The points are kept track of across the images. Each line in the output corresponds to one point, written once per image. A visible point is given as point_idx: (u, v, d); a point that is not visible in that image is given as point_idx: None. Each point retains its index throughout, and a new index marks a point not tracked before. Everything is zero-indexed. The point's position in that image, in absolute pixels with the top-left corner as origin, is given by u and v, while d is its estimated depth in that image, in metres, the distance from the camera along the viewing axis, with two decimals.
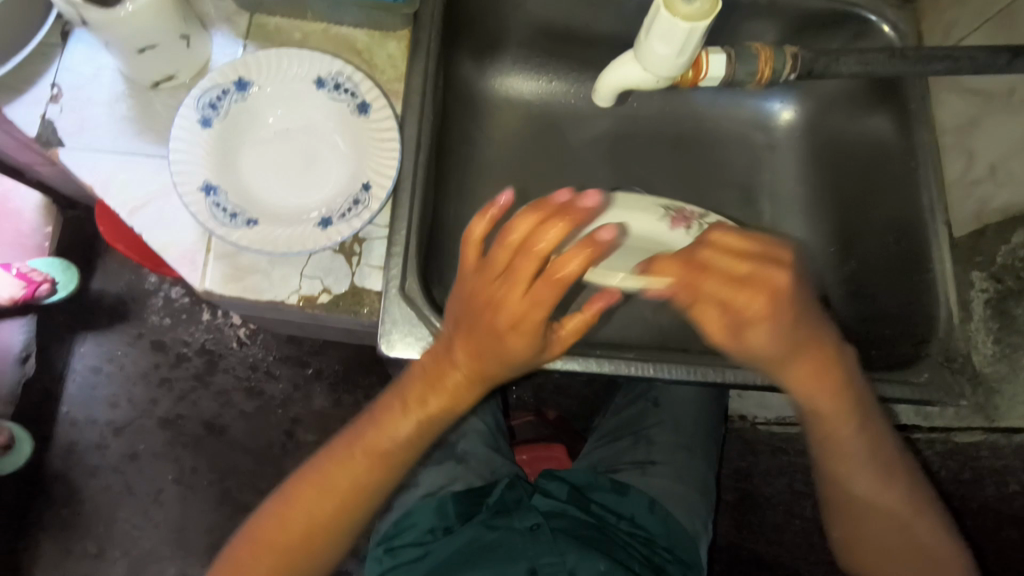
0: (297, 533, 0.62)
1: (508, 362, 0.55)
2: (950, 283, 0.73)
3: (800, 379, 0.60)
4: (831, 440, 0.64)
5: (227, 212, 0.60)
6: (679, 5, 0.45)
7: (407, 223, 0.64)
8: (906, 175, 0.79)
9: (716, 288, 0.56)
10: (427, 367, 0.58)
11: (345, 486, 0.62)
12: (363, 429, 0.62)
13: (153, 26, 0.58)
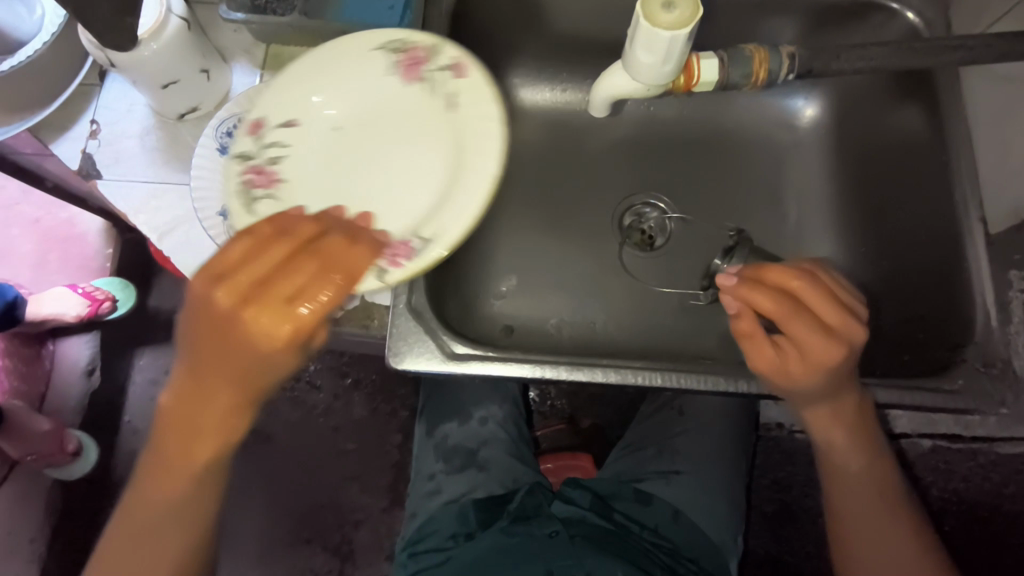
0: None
1: (264, 371, 0.52)
2: (986, 282, 0.69)
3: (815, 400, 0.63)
4: (830, 454, 0.66)
5: (245, 200, 0.60)
6: (659, 14, 0.45)
7: None
8: (939, 170, 0.75)
9: (788, 325, 0.58)
10: (204, 375, 0.53)
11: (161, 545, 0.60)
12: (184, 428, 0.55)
13: (172, 62, 0.63)
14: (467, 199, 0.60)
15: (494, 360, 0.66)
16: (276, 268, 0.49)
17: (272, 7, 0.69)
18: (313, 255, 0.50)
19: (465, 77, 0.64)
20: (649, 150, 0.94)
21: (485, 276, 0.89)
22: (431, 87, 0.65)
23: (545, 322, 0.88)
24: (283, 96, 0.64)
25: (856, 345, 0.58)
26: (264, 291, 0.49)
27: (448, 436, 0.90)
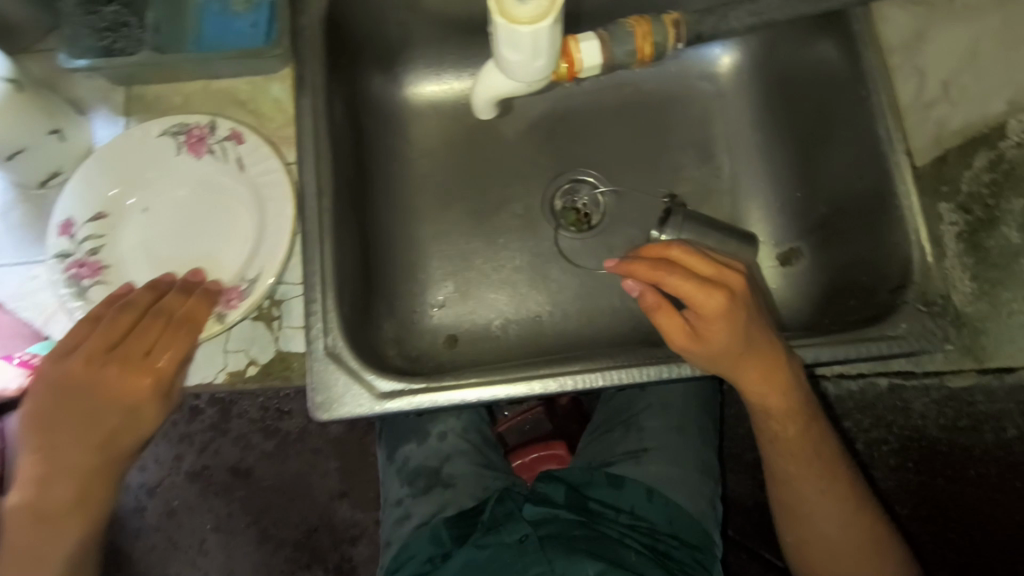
0: None
1: (130, 435, 0.54)
2: (918, 218, 0.66)
3: (746, 366, 0.60)
4: (770, 418, 0.64)
5: (75, 295, 0.59)
6: (513, 10, 0.41)
7: (321, 281, 0.62)
8: (859, 105, 0.72)
9: (685, 286, 0.59)
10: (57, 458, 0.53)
11: None
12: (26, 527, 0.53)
13: (14, 128, 0.57)
14: (276, 243, 0.61)
15: (425, 390, 0.62)
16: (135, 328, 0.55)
17: (118, 47, 0.62)
18: (146, 312, 0.55)
19: (242, 144, 0.64)
20: (571, 124, 0.90)
21: (419, 289, 0.85)
22: (220, 161, 0.63)
23: (489, 325, 0.84)
24: (91, 189, 0.61)
25: (744, 293, 0.60)
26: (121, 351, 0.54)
27: (410, 458, 0.89)
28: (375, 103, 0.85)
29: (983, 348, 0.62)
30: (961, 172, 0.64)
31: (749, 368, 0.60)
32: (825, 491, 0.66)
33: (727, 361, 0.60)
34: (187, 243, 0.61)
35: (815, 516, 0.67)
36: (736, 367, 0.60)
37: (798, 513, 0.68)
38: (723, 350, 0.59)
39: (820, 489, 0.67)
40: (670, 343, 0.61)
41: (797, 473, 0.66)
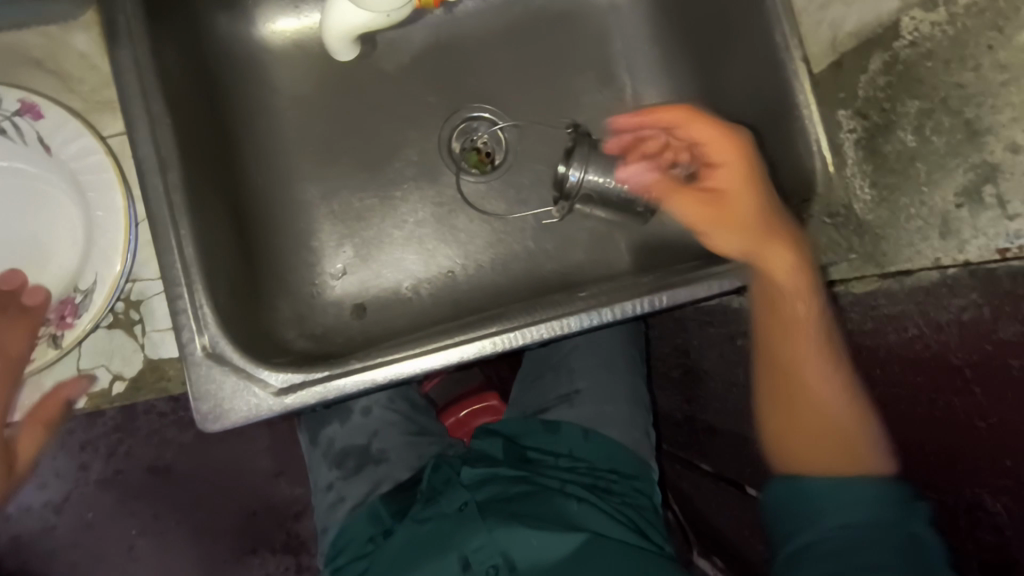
0: None
1: None
2: (816, 126, 0.66)
3: (764, 233, 0.61)
4: (778, 285, 0.61)
5: None
6: None
7: (187, 275, 0.53)
8: (752, 10, 0.68)
9: (727, 152, 0.63)
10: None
11: None
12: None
13: None
14: (110, 243, 0.54)
15: (329, 377, 0.56)
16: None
17: None
18: None
19: (40, 119, 0.54)
20: (459, 55, 0.81)
21: (313, 260, 0.76)
22: (23, 150, 0.54)
23: (398, 287, 0.78)
24: None
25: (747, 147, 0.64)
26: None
27: (335, 440, 0.84)
28: (224, 48, 0.72)
29: (884, 255, 0.61)
30: (857, 78, 0.61)
31: (772, 228, 0.61)
32: (828, 366, 0.61)
33: (748, 240, 0.61)
34: (10, 240, 0.55)
35: (805, 408, 0.62)
36: (758, 246, 0.61)
37: (797, 400, 0.62)
38: (743, 221, 0.62)
39: (816, 376, 0.61)
40: (703, 223, 0.64)
41: (808, 359, 0.61)
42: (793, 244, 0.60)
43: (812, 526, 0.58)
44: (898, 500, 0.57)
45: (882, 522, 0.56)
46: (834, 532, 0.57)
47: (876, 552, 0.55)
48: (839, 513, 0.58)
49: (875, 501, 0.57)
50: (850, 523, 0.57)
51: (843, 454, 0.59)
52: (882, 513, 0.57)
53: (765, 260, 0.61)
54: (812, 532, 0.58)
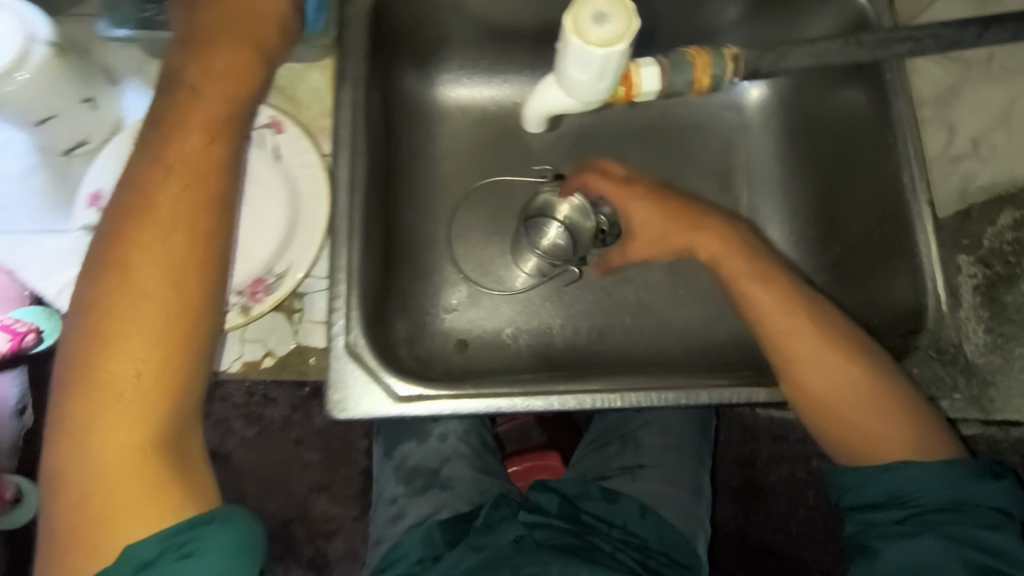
0: (120, 452, 0.48)
1: (136, 306, 0.49)
2: (935, 266, 0.67)
3: (796, 333, 0.64)
4: (807, 373, 0.63)
5: None
6: (587, 27, 0.43)
7: (345, 283, 0.61)
8: (885, 150, 0.73)
9: (765, 299, 0.66)
10: (114, 299, 0.50)
11: (119, 445, 0.49)
12: (78, 399, 0.49)
13: (44, 94, 0.54)
14: (305, 237, 0.61)
15: (449, 397, 0.62)
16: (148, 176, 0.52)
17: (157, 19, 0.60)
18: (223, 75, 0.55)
19: (278, 132, 0.62)
20: (598, 135, 0.90)
21: (433, 290, 0.84)
22: (257, 151, 0.62)
23: (499, 332, 0.84)
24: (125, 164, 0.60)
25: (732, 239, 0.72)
26: (146, 201, 0.52)
27: (409, 458, 0.89)
28: (406, 100, 0.84)
29: (990, 401, 0.63)
30: (983, 228, 0.65)
31: (793, 324, 0.65)
32: (858, 384, 0.63)
33: (789, 332, 0.64)
34: None
35: (868, 444, 0.63)
36: (791, 343, 0.64)
37: (859, 439, 0.63)
38: (775, 323, 0.65)
39: (868, 416, 0.62)
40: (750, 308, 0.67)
41: (853, 407, 0.63)
42: (822, 339, 0.64)
43: (878, 492, 0.61)
44: (979, 500, 0.58)
45: (966, 510, 0.58)
46: (921, 519, 0.58)
47: (959, 522, 0.57)
48: (915, 481, 0.60)
49: (944, 462, 0.60)
50: (952, 510, 0.58)
51: (892, 421, 0.62)
52: (942, 477, 0.59)
53: (796, 357, 0.64)
54: (869, 496, 0.61)
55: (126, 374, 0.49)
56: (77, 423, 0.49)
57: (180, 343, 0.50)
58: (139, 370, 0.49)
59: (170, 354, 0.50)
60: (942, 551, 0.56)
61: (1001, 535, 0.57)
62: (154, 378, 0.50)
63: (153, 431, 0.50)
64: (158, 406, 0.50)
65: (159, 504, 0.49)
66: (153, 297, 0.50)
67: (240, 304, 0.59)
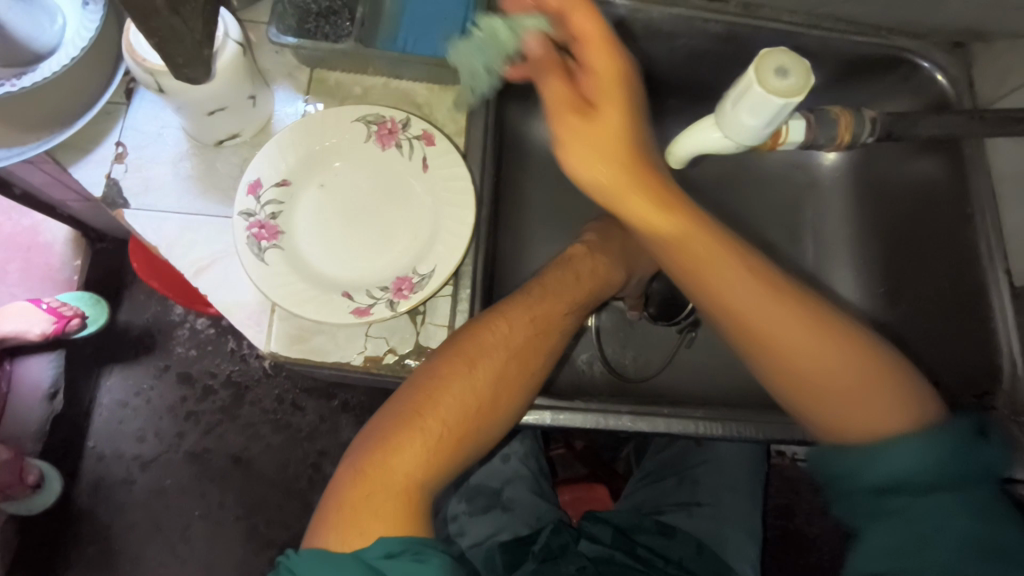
0: (447, 428, 0.54)
1: (545, 310, 0.62)
2: (1012, 331, 0.72)
3: (630, 198, 0.51)
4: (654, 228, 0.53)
5: (253, 255, 0.56)
6: (771, 79, 0.45)
7: (471, 283, 0.64)
8: (962, 221, 0.78)
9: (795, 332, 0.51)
10: (511, 311, 0.60)
11: (458, 418, 0.54)
12: (429, 376, 0.55)
13: (226, 90, 0.57)
14: (448, 242, 0.58)
15: (563, 410, 0.71)
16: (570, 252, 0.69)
17: (323, 31, 0.64)
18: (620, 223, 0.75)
19: (431, 146, 0.61)
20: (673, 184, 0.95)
21: None
22: (405, 159, 0.61)
23: (574, 359, 0.87)
24: (283, 156, 0.60)
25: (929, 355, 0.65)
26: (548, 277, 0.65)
27: (472, 476, 0.91)
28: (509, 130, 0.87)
29: None
30: None
31: (635, 204, 0.52)
32: (739, 283, 0.52)
33: (677, 228, 0.52)
34: (363, 220, 0.60)
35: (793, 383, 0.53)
36: (683, 239, 0.52)
37: (795, 382, 0.52)
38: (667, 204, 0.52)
39: (808, 361, 0.51)
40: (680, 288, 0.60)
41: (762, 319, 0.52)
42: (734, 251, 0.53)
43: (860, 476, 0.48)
44: (963, 467, 0.47)
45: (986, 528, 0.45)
46: (877, 505, 0.48)
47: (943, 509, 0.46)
48: (900, 458, 0.48)
49: (921, 436, 0.48)
50: (918, 496, 0.46)
51: (909, 405, 0.50)
52: (927, 448, 0.48)
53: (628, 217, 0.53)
54: (857, 475, 0.49)
55: (518, 344, 0.59)
56: (416, 400, 0.54)
57: (518, 389, 0.59)
58: (495, 388, 0.57)
59: (493, 396, 0.57)
60: (933, 512, 0.46)
61: (943, 522, 0.45)
62: (490, 411, 0.57)
63: (453, 448, 0.54)
64: (483, 419, 0.56)
65: (409, 513, 0.50)
66: (534, 322, 0.60)
67: (383, 300, 0.56)
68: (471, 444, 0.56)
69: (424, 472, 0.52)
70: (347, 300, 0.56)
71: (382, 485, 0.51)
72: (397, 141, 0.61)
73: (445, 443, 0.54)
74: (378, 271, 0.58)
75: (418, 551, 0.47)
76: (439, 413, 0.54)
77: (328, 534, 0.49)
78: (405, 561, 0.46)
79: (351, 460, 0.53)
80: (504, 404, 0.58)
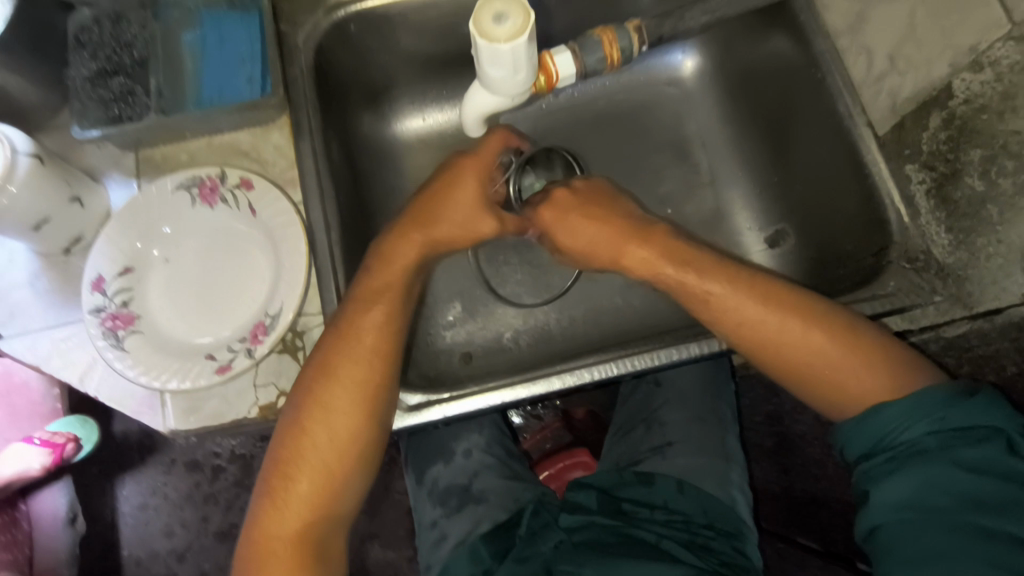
0: (316, 477, 0.57)
1: (379, 322, 0.61)
2: (887, 182, 0.71)
3: (358, 332, 0.60)
4: (331, 366, 0.59)
5: (113, 347, 0.58)
6: (492, 29, 0.45)
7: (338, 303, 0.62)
8: (817, 87, 0.76)
9: (729, 274, 0.62)
10: (344, 346, 0.60)
11: (324, 463, 0.58)
12: (287, 437, 0.58)
13: (38, 199, 0.59)
14: (292, 278, 0.61)
15: (450, 400, 0.70)
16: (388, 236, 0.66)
17: (126, 114, 0.66)
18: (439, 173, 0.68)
19: (252, 190, 0.63)
20: (551, 139, 0.94)
21: (429, 312, 0.88)
22: (234, 211, 0.63)
23: (500, 337, 0.88)
24: (118, 245, 0.61)
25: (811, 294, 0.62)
26: (370, 283, 0.62)
27: (439, 479, 0.91)
28: (367, 140, 0.86)
29: (969, 294, 0.66)
30: (920, 135, 0.67)
31: (361, 324, 0.60)
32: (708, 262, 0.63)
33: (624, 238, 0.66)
34: (213, 280, 0.63)
35: (762, 342, 0.61)
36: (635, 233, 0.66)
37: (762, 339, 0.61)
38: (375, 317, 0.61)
39: (787, 341, 0.60)
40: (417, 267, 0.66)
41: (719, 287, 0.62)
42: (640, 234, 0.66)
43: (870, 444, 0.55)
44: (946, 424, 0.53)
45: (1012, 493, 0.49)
46: (893, 459, 0.54)
47: (953, 471, 0.51)
48: (908, 422, 0.54)
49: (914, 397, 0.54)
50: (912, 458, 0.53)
51: (852, 355, 0.58)
52: (929, 413, 0.53)
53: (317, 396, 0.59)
54: (872, 444, 0.56)
55: (359, 370, 0.60)
56: (281, 466, 0.58)
57: (378, 407, 0.60)
58: (348, 427, 0.58)
59: (353, 427, 0.59)
60: (920, 478, 0.51)
61: (945, 467, 0.51)
62: (352, 445, 0.59)
63: (333, 491, 0.58)
64: (351, 451, 0.59)
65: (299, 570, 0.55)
66: (371, 340, 0.60)
67: (243, 351, 0.59)
68: (350, 478, 0.59)
69: (309, 524, 0.57)
70: (210, 361, 0.59)
71: (271, 554, 0.55)
72: (221, 197, 0.63)
73: (321, 490, 0.58)
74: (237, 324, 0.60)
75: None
76: (307, 468, 0.58)
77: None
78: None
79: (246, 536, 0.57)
80: (369, 428, 0.59)
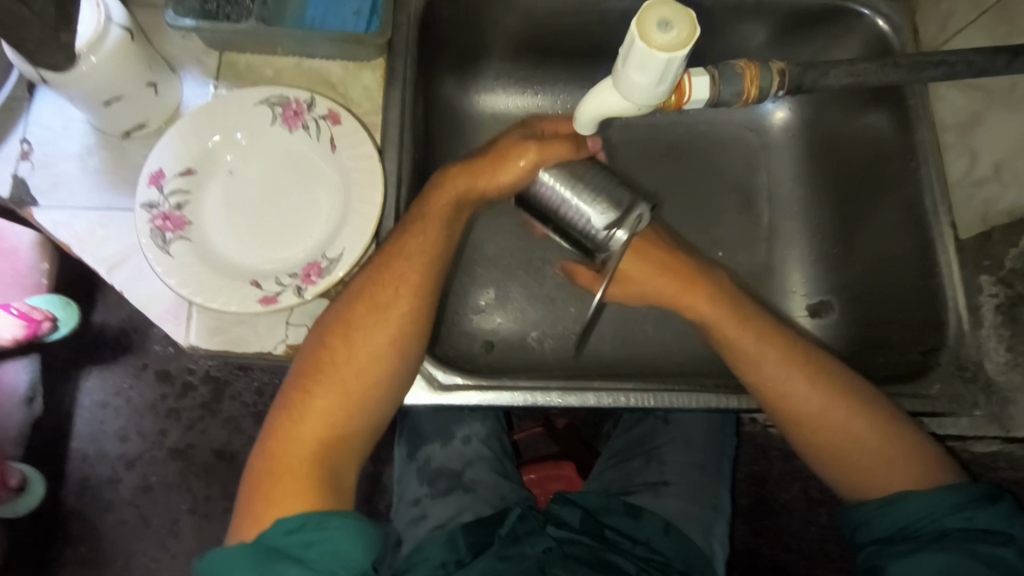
0: (340, 397, 0.55)
1: (424, 254, 0.59)
2: (957, 287, 0.70)
3: (401, 267, 0.58)
4: (374, 288, 0.58)
5: (157, 247, 0.55)
6: (653, 33, 0.42)
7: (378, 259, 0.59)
8: (908, 173, 0.75)
9: (775, 330, 0.66)
10: (382, 273, 0.58)
11: (350, 386, 0.55)
12: (314, 351, 0.56)
13: (119, 75, 0.56)
14: (355, 223, 0.58)
15: (480, 388, 0.68)
16: (441, 181, 0.62)
17: (223, 12, 0.63)
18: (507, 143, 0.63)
19: (337, 125, 0.60)
20: (624, 151, 0.93)
21: (463, 292, 0.86)
22: (312, 139, 0.60)
23: (525, 335, 0.86)
24: (186, 145, 0.58)
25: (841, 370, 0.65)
26: (418, 219, 0.60)
27: (431, 459, 0.88)
28: (445, 105, 0.83)
29: (1012, 417, 0.66)
30: (1006, 250, 0.68)
31: (406, 263, 0.58)
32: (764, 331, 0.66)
33: (683, 280, 0.70)
34: (268, 203, 0.60)
35: (802, 408, 0.64)
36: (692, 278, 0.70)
37: (801, 408, 0.64)
38: (419, 259, 0.59)
39: (828, 408, 0.63)
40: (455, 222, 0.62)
41: (770, 351, 0.65)
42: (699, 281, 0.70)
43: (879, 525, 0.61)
44: (951, 510, 0.58)
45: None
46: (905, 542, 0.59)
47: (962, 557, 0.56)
48: (917, 509, 0.60)
49: (938, 489, 0.60)
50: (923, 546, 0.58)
51: (884, 431, 0.62)
52: (940, 501, 0.59)
53: (352, 320, 0.57)
54: (880, 526, 0.61)
55: (401, 299, 0.58)
56: (301, 384, 0.55)
57: (414, 342, 0.58)
58: (375, 356, 0.56)
59: (383, 354, 0.56)
60: (931, 561, 0.56)
61: (955, 556, 0.56)
62: (373, 376, 0.56)
63: (352, 413, 0.55)
64: (380, 379, 0.56)
65: (311, 487, 0.52)
66: (417, 271, 0.59)
67: (291, 287, 0.56)
68: (373, 408, 0.56)
69: (327, 439, 0.54)
70: (255, 289, 0.56)
71: (285, 465, 0.53)
72: (300, 120, 0.60)
73: (342, 412, 0.55)
74: (288, 254, 0.58)
75: (323, 520, 0.50)
76: (332, 383, 0.55)
77: (242, 523, 0.52)
78: (310, 531, 0.50)
79: (257, 444, 0.55)
80: (401, 361, 0.57)
